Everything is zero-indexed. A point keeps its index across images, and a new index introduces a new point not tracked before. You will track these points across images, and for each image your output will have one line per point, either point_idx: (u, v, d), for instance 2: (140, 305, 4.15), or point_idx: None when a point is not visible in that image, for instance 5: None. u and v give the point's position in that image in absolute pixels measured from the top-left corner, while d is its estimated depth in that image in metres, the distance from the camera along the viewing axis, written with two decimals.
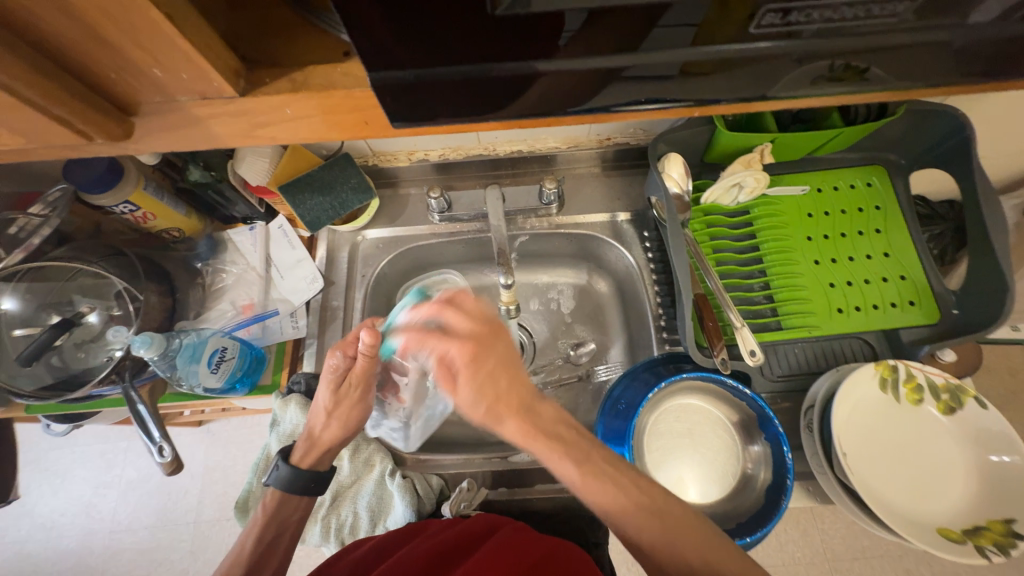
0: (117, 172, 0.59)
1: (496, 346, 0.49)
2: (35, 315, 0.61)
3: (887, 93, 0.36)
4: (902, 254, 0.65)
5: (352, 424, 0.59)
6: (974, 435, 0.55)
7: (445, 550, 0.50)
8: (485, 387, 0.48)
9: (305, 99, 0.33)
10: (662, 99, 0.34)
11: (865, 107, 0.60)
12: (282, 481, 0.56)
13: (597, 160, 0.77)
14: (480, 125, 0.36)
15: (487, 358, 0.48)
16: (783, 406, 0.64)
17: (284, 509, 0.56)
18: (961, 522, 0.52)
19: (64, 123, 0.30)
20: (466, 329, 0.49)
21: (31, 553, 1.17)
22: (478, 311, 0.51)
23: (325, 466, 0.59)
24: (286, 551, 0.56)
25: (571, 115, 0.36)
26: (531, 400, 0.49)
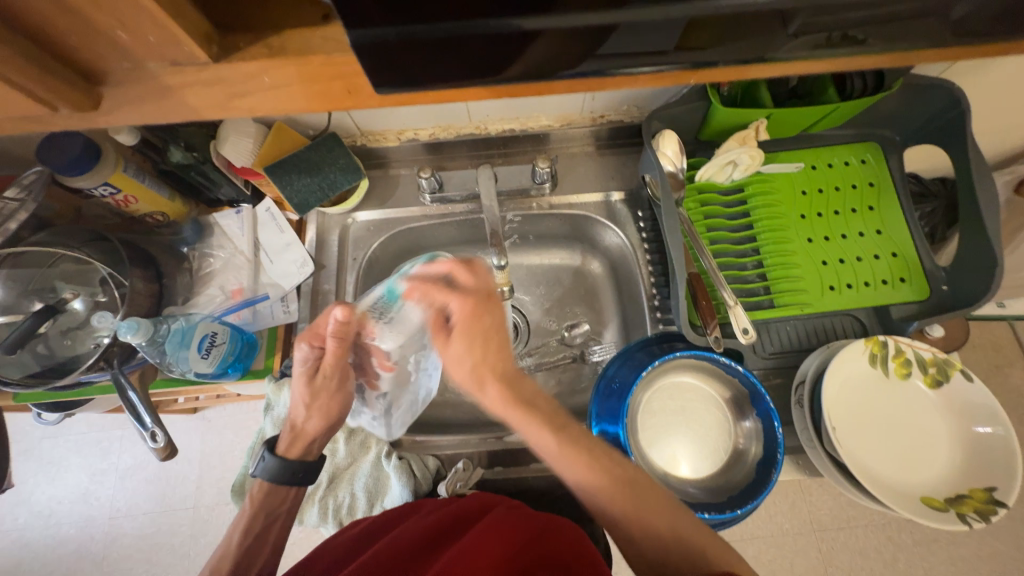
0: (94, 153, 0.56)
1: (499, 311, 0.53)
2: (16, 302, 0.60)
3: (881, 57, 0.36)
4: (893, 230, 0.66)
5: (334, 414, 0.59)
6: (960, 407, 0.56)
7: (445, 524, 0.51)
8: (472, 338, 0.51)
9: (283, 66, 0.31)
10: (657, 63, 0.33)
11: (861, 80, 0.59)
12: (272, 471, 0.56)
13: (590, 138, 0.76)
14: (467, 95, 0.35)
15: (484, 317, 0.52)
16: (775, 383, 0.65)
17: (273, 498, 0.56)
18: (945, 491, 0.53)
19: (26, 92, 0.28)
20: (471, 287, 0.53)
21: (31, 540, 1.17)
22: (487, 278, 0.54)
23: (312, 454, 0.59)
24: (278, 539, 0.56)
25: (561, 82, 0.35)
26: (514, 372, 0.52)
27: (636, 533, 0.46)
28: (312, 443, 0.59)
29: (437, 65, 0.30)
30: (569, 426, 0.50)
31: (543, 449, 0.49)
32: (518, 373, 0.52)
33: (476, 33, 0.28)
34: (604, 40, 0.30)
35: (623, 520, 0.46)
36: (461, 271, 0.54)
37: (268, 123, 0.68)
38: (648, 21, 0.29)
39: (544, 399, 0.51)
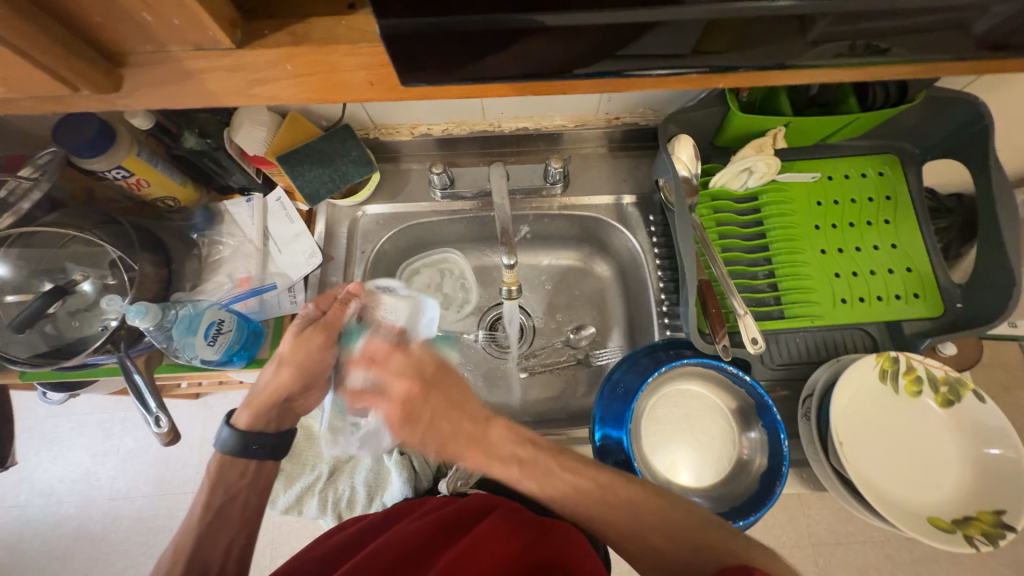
0: (109, 136, 0.56)
1: (439, 394, 0.51)
2: (27, 282, 0.60)
3: (910, 68, 0.35)
4: (909, 245, 0.65)
5: (304, 375, 0.56)
6: (970, 428, 0.55)
7: (446, 521, 0.51)
8: (426, 434, 0.50)
9: (305, 54, 0.31)
10: (680, 64, 0.33)
11: (884, 88, 0.58)
12: (226, 446, 0.55)
13: (604, 140, 0.75)
14: (487, 90, 0.35)
15: (428, 404, 0.50)
16: (781, 394, 0.64)
17: (227, 472, 0.55)
18: (952, 512, 0.53)
19: (49, 70, 0.28)
20: (398, 390, 0.50)
21: (31, 518, 1.18)
22: (413, 363, 0.51)
23: (269, 426, 0.57)
24: (241, 517, 0.55)
25: (582, 79, 0.34)
26: (480, 431, 0.51)
27: (632, 534, 0.47)
28: (267, 409, 0.56)
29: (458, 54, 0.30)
30: (552, 466, 0.49)
31: (528, 491, 0.50)
32: (491, 420, 0.52)
33: (501, 27, 0.28)
34: (630, 38, 0.30)
35: (626, 516, 0.47)
36: (378, 369, 0.51)
37: (282, 113, 0.68)
38: (676, 20, 0.29)
39: (524, 432, 0.51)
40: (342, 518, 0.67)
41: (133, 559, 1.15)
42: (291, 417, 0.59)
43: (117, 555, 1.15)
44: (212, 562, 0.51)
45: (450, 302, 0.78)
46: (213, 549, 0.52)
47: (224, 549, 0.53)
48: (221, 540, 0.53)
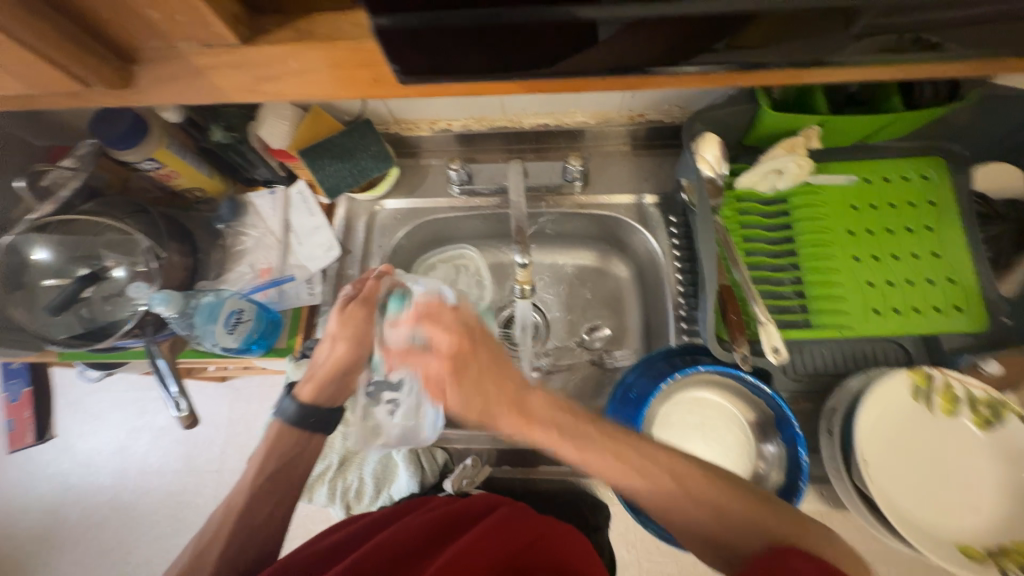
0: (140, 130, 0.59)
1: (483, 352, 0.53)
2: (66, 266, 0.64)
3: (961, 64, 0.33)
4: (953, 254, 0.60)
5: (357, 348, 0.59)
6: (1012, 454, 0.51)
7: (455, 517, 0.52)
8: (469, 396, 0.52)
9: (308, 51, 0.31)
10: (704, 61, 0.31)
11: (932, 88, 0.54)
12: (287, 415, 0.58)
13: (627, 137, 0.73)
14: (495, 88, 0.34)
15: (473, 359, 0.53)
16: (805, 407, 0.61)
17: (282, 441, 0.58)
18: (986, 542, 0.49)
19: (61, 67, 0.29)
20: (445, 345, 0.55)
21: (72, 486, 1.26)
22: (460, 322, 0.55)
23: (328, 401, 0.60)
24: (285, 488, 0.57)
25: (596, 77, 0.33)
26: (521, 391, 0.50)
27: (668, 509, 0.43)
28: (326, 382, 0.59)
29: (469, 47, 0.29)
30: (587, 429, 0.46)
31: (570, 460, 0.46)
32: (529, 386, 0.51)
33: (511, 20, 0.27)
34: (651, 32, 0.29)
35: (655, 500, 0.43)
36: (427, 325, 0.56)
37: (305, 107, 0.69)
38: (702, 12, 0.27)
39: (562, 400, 0.49)
40: (349, 509, 0.66)
41: (162, 530, 1.21)
42: (347, 392, 0.61)
43: (148, 525, 1.22)
44: (257, 524, 0.54)
45: (465, 298, 0.74)
46: (258, 513, 0.55)
47: (267, 515, 0.55)
48: (268, 504, 0.56)
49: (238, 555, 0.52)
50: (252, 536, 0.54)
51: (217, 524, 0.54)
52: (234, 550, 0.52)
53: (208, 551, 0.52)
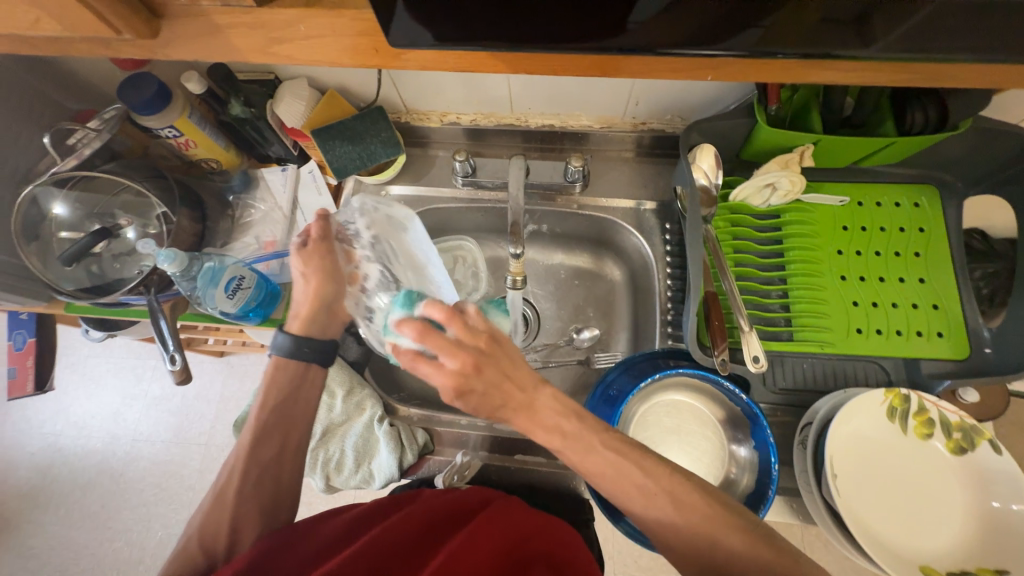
0: (165, 97, 0.62)
1: (494, 368, 0.42)
2: (81, 222, 0.67)
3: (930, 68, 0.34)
4: (939, 282, 0.61)
5: (328, 277, 0.59)
6: (981, 480, 0.52)
7: (439, 520, 0.52)
8: (478, 399, 0.42)
9: (316, 16, 0.35)
10: (685, 41, 0.33)
11: (923, 115, 0.54)
12: (283, 349, 0.59)
13: (631, 144, 0.75)
14: (488, 65, 0.37)
15: (489, 374, 0.42)
16: (780, 419, 0.62)
17: (284, 375, 0.59)
18: (948, 565, 0.50)
19: (91, 10, 0.32)
20: (453, 359, 0.40)
21: (63, 447, 1.29)
22: (466, 334, 0.41)
23: (320, 334, 0.61)
24: (296, 428, 0.59)
25: (582, 55, 0.36)
26: (532, 397, 0.44)
27: (658, 527, 0.43)
28: (314, 314, 0.60)
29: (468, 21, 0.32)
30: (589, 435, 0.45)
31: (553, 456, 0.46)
32: None
33: None
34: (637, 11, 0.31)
35: (620, 491, 0.44)
36: (432, 340, 0.40)
37: (322, 89, 0.72)
38: None
39: (572, 402, 0.45)
40: (329, 480, 0.66)
41: (145, 498, 1.23)
42: (336, 322, 0.62)
43: (132, 492, 1.23)
44: (268, 462, 0.57)
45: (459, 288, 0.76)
46: (265, 449, 0.57)
47: (276, 450, 0.58)
48: (275, 442, 0.58)
49: (257, 497, 0.56)
50: (270, 472, 0.57)
51: (231, 464, 0.56)
52: (251, 486, 0.56)
53: (226, 490, 0.55)
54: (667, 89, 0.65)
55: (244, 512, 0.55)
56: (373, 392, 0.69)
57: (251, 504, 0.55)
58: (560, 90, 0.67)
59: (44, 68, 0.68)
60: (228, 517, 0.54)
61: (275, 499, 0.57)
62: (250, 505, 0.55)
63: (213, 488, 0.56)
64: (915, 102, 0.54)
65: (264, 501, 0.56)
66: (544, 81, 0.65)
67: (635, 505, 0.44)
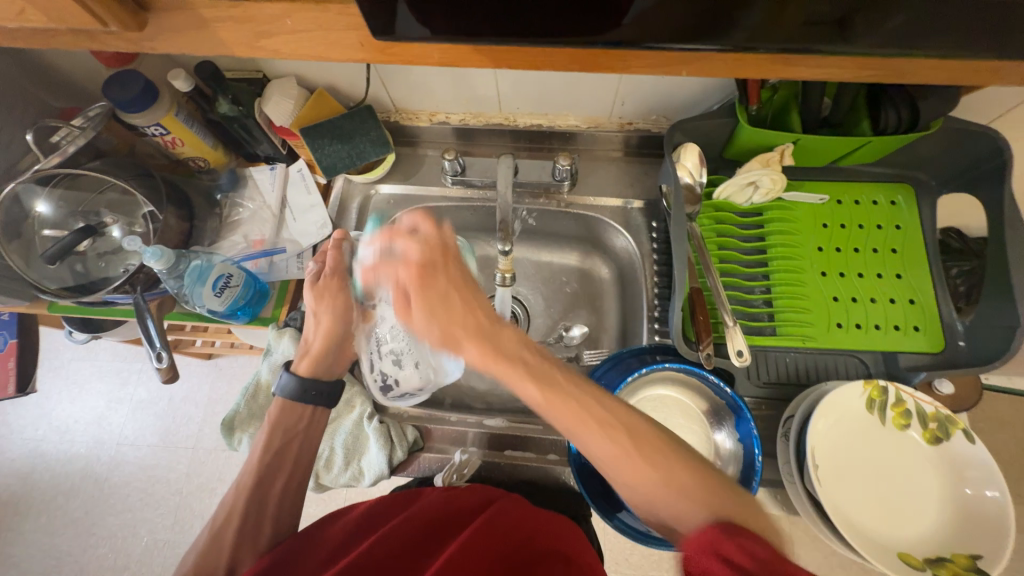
0: (152, 95, 0.62)
1: (444, 275, 0.51)
2: (64, 220, 0.66)
3: (901, 61, 0.36)
4: (916, 277, 0.63)
5: (338, 317, 0.62)
6: (955, 468, 0.53)
7: (439, 523, 0.52)
8: (438, 314, 0.48)
9: (302, 10, 0.35)
10: (665, 35, 0.34)
11: (896, 114, 0.55)
12: (289, 390, 0.60)
13: (618, 144, 0.76)
14: (471, 60, 0.38)
15: (436, 276, 0.50)
16: (764, 413, 0.64)
17: (289, 416, 0.60)
18: (925, 550, 0.51)
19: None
20: (415, 253, 0.52)
21: (45, 452, 1.26)
22: (431, 236, 0.52)
23: (327, 375, 0.63)
24: (297, 462, 0.60)
25: (567, 47, 0.36)
26: (492, 326, 0.48)
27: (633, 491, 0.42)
28: (324, 355, 0.62)
29: (453, 12, 0.33)
30: (557, 376, 0.46)
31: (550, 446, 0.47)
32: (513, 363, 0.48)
33: None
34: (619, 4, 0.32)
35: None
36: (396, 236, 0.53)
37: (311, 88, 0.72)
38: None
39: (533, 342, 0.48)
40: (319, 477, 0.66)
41: (131, 504, 1.21)
42: (343, 362, 0.65)
43: (116, 498, 1.21)
44: (274, 496, 0.58)
45: None
46: (272, 485, 0.58)
47: (281, 487, 0.59)
48: (280, 477, 0.59)
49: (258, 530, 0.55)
50: (271, 509, 0.57)
51: (233, 499, 0.57)
52: (251, 526, 0.55)
53: (224, 530, 0.55)
54: (652, 89, 0.66)
55: (242, 546, 0.54)
56: (363, 389, 0.69)
57: (252, 537, 0.55)
58: (548, 89, 0.68)
59: (28, 65, 0.67)
60: (226, 558, 0.53)
61: (274, 538, 0.56)
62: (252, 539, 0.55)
63: (211, 523, 0.56)
64: (888, 102, 0.55)
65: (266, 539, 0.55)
66: (532, 81, 0.66)
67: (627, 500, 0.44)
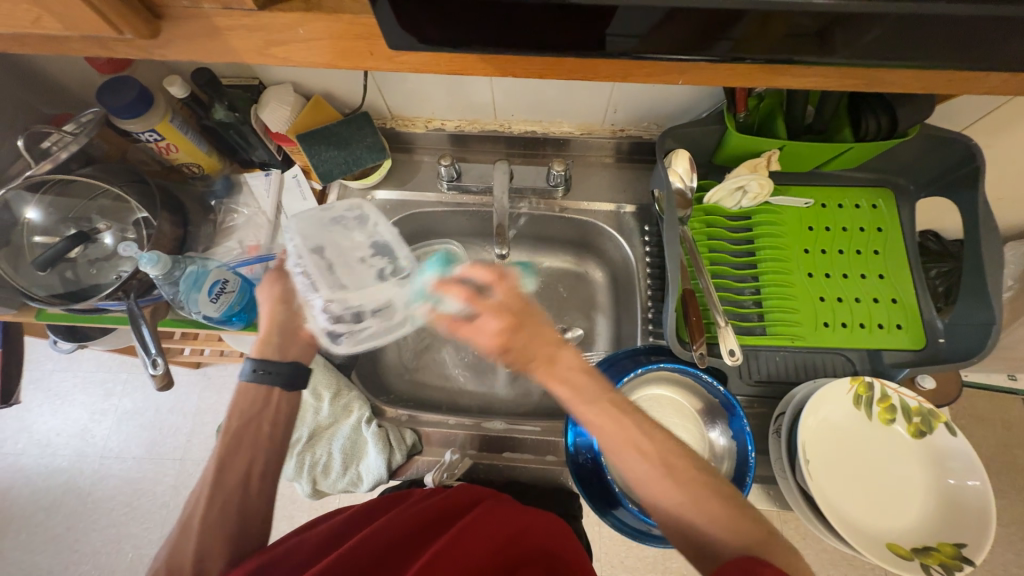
0: (148, 101, 0.61)
1: (528, 331, 0.50)
2: (55, 226, 0.65)
3: (889, 71, 0.38)
4: (897, 277, 0.65)
5: (282, 299, 0.63)
6: (939, 460, 0.55)
7: (433, 522, 0.52)
8: (514, 354, 0.50)
9: (316, 20, 0.36)
10: (663, 50, 0.36)
11: (876, 122, 0.58)
12: (246, 372, 0.60)
13: (610, 150, 0.78)
14: (476, 68, 0.39)
15: (520, 336, 0.50)
16: (757, 411, 0.65)
17: (244, 398, 0.60)
18: (913, 541, 0.53)
19: (96, 11, 0.33)
20: (496, 318, 0.50)
21: (25, 467, 1.22)
22: (505, 297, 0.51)
23: (277, 354, 0.62)
24: (253, 449, 0.58)
25: (566, 58, 0.38)
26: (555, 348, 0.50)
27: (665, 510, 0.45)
28: (270, 336, 0.62)
29: (460, 25, 0.34)
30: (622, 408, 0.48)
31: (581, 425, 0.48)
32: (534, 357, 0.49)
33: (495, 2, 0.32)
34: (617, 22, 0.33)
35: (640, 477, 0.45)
36: (472, 302, 0.51)
37: (308, 95, 0.72)
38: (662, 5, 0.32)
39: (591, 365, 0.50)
40: (316, 483, 0.67)
41: (115, 518, 1.17)
42: (295, 345, 0.63)
43: (100, 513, 1.18)
44: (233, 488, 0.56)
45: None
46: (232, 471, 0.57)
47: (245, 473, 0.57)
48: (242, 461, 0.58)
49: (235, 516, 0.55)
50: (236, 498, 0.55)
51: (196, 492, 0.56)
52: (216, 513, 0.54)
53: (191, 516, 0.54)
54: (643, 98, 0.68)
55: (209, 539, 0.52)
56: (360, 394, 0.69)
57: (218, 530, 0.53)
58: (543, 97, 0.70)
59: (20, 71, 0.67)
60: (192, 545, 0.52)
61: (239, 529, 0.54)
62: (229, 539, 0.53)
63: (178, 519, 0.55)
64: (869, 109, 0.58)
65: (228, 526, 0.54)
66: (526, 89, 0.68)
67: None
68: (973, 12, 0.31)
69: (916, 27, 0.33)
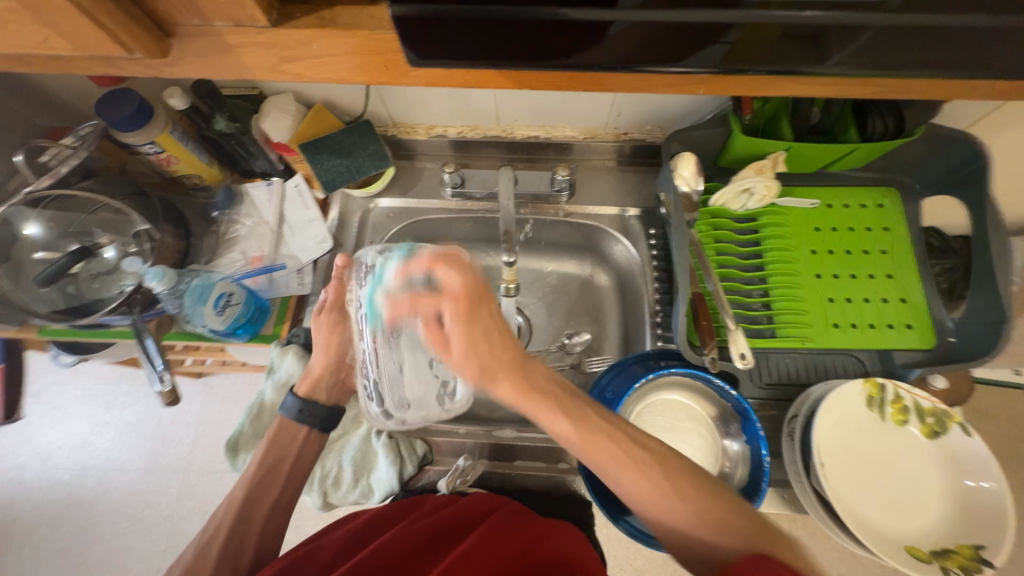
0: (147, 114, 0.61)
1: (484, 308, 0.50)
2: (56, 241, 0.65)
3: (902, 79, 0.37)
4: (906, 277, 0.65)
5: (337, 351, 0.61)
6: (954, 461, 0.55)
7: (447, 529, 0.51)
8: (475, 360, 0.48)
9: (329, 36, 0.36)
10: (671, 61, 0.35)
11: (882, 121, 0.59)
12: (291, 411, 0.60)
13: (613, 153, 0.78)
14: (488, 80, 0.39)
15: (481, 308, 0.50)
16: (769, 414, 0.65)
17: (283, 435, 0.60)
18: (930, 543, 0.53)
19: (106, 31, 0.33)
20: (456, 285, 0.50)
21: (27, 481, 1.21)
22: (460, 277, 0.51)
23: (326, 398, 0.62)
24: (284, 481, 0.59)
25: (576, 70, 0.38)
26: (522, 358, 0.49)
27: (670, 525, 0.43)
28: (320, 380, 0.61)
29: (471, 39, 0.33)
30: (591, 413, 0.47)
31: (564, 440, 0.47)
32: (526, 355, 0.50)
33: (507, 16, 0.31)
34: (628, 33, 0.33)
35: (635, 488, 0.44)
36: (430, 298, 0.50)
37: (309, 104, 0.72)
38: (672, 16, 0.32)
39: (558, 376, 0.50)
40: (327, 496, 0.65)
41: (118, 531, 1.16)
42: (341, 391, 0.64)
43: (103, 526, 1.17)
44: (258, 517, 0.56)
45: None
46: (258, 503, 0.56)
47: (271, 501, 0.57)
48: (268, 496, 0.57)
49: (259, 533, 0.55)
50: (249, 529, 0.55)
51: (218, 518, 0.55)
52: (236, 541, 0.54)
53: (210, 545, 0.53)
54: (647, 101, 0.68)
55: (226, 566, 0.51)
56: None
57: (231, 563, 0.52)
58: (546, 102, 0.69)
59: (19, 85, 0.66)
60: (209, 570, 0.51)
61: (257, 555, 0.54)
62: (229, 561, 0.52)
63: (196, 541, 0.55)
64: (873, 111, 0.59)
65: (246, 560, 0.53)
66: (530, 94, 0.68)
67: (639, 499, 0.44)
68: (987, 21, 0.31)
69: (929, 36, 0.33)
